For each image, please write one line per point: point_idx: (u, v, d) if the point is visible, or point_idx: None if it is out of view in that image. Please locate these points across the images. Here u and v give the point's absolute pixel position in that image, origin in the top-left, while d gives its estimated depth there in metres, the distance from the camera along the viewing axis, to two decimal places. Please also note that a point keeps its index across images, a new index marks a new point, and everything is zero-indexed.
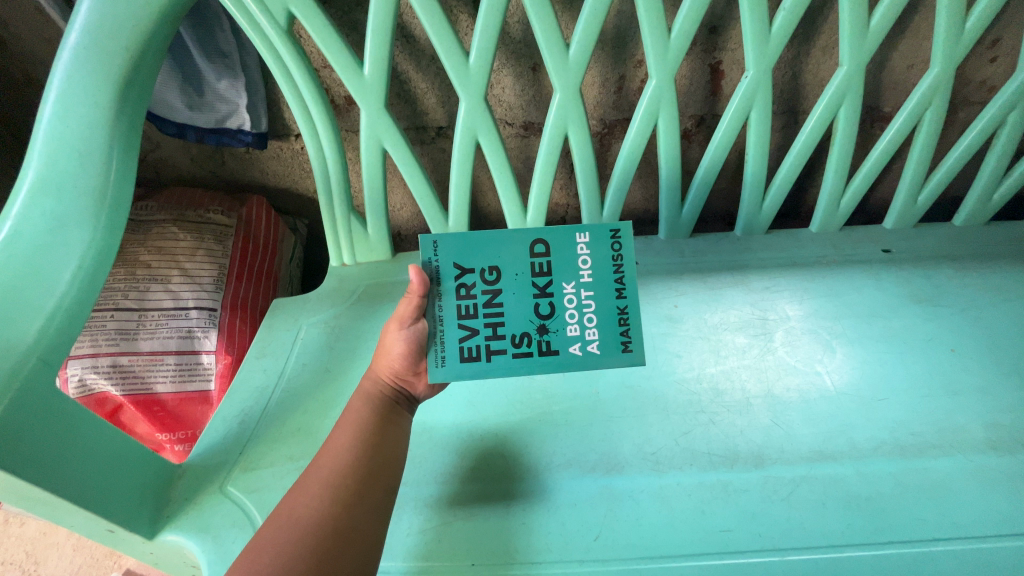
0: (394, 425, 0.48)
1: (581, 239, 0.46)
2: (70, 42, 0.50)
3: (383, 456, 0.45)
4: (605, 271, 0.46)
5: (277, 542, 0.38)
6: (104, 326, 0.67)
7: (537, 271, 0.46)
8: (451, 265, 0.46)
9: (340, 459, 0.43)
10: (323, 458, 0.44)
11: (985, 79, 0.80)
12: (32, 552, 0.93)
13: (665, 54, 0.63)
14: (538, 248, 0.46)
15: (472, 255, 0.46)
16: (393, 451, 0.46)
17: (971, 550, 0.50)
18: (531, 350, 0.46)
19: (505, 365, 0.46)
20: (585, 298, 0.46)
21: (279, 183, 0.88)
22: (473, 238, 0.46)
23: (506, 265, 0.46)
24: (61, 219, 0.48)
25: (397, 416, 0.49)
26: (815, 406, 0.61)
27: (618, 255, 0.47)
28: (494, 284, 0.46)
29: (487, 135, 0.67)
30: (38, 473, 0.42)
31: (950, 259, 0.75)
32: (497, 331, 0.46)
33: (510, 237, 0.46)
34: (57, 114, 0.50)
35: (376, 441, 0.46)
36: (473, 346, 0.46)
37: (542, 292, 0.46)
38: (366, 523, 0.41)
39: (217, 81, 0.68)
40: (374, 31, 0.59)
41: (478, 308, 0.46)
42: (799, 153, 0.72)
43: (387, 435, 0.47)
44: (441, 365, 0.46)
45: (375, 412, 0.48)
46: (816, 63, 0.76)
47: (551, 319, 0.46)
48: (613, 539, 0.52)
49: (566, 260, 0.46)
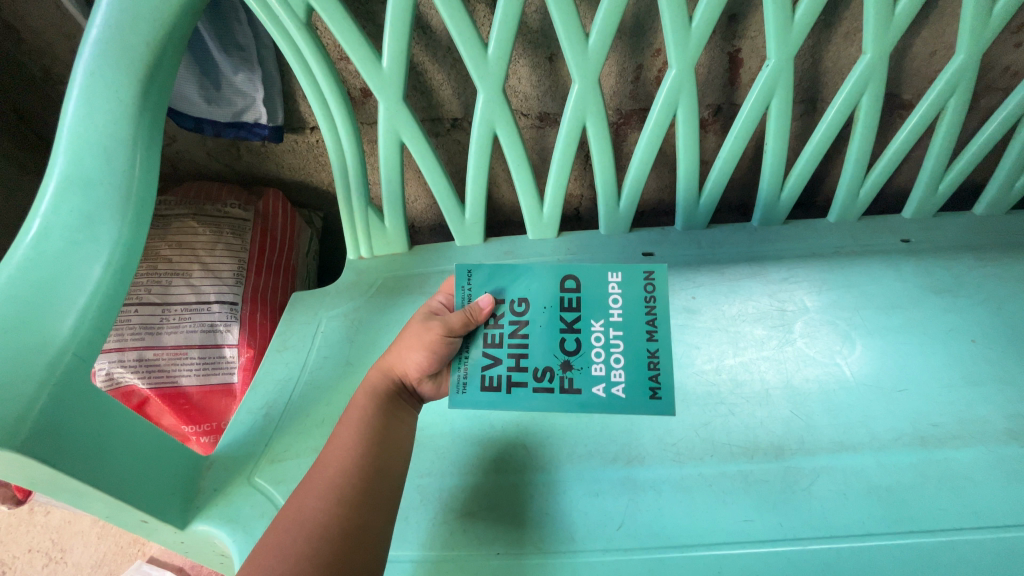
0: (398, 420, 0.48)
1: (612, 278, 0.49)
2: (91, 37, 0.51)
3: (387, 454, 0.46)
4: (636, 312, 0.48)
5: (287, 544, 0.39)
6: (129, 321, 0.67)
7: (566, 306, 0.48)
8: (483, 295, 0.49)
9: (346, 458, 0.44)
10: (327, 456, 0.44)
11: (1010, 65, 0.78)
12: (57, 539, 0.95)
13: (686, 42, 0.62)
14: (568, 283, 0.49)
15: (504, 286, 0.49)
16: (397, 445, 0.47)
17: (992, 540, 0.50)
18: (552, 386, 0.47)
19: (525, 399, 0.47)
20: (613, 337, 0.47)
21: (294, 176, 0.88)
22: (505, 270, 0.49)
23: (535, 298, 0.48)
24: (90, 214, 0.49)
25: (401, 410, 0.49)
26: (835, 397, 0.61)
27: (650, 297, 0.48)
28: (521, 315, 0.48)
29: (505, 127, 0.67)
30: (78, 465, 0.43)
31: (970, 249, 0.75)
32: (520, 363, 0.47)
33: (542, 271, 0.49)
34: (80, 110, 0.50)
35: (380, 437, 0.46)
36: (495, 375, 0.47)
37: (569, 326, 0.48)
38: (374, 521, 0.42)
39: (234, 75, 0.68)
40: (391, 21, 0.59)
41: (504, 338, 0.48)
42: (819, 143, 0.71)
43: (392, 430, 0.47)
44: (463, 392, 0.47)
45: (380, 406, 0.48)
46: (837, 50, 0.75)
47: (576, 355, 0.47)
48: (636, 528, 0.53)
49: (596, 298, 0.48)
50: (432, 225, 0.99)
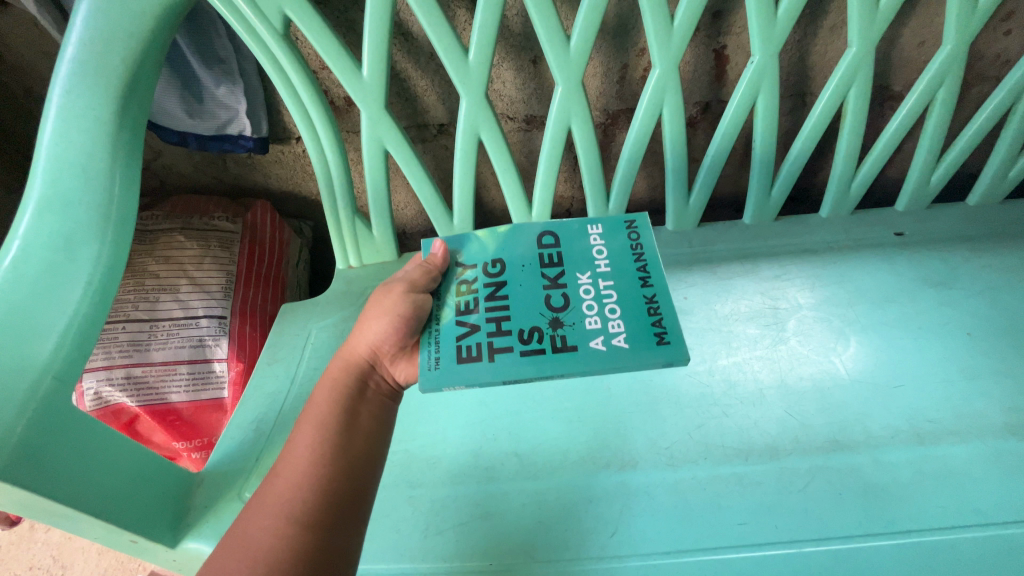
0: (363, 420, 0.45)
1: (595, 231, 0.52)
2: (67, 56, 0.50)
3: (349, 459, 0.42)
4: (623, 262, 0.49)
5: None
6: (117, 339, 0.67)
7: (549, 263, 0.50)
8: (455, 263, 0.52)
9: (302, 473, 0.40)
10: (283, 468, 0.41)
11: (1000, 53, 0.77)
12: (58, 556, 0.95)
13: (669, 41, 0.62)
14: (547, 241, 0.52)
15: (480, 253, 0.52)
16: (361, 448, 0.43)
17: (991, 536, 0.50)
18: (542, 347, 0.45)
19: (513, 363, 0.45)
20: (604, 288, 0.48)
21: (282, 187, 0.87)
22: (482, 236, 0.53)
23: (512, 261, 0.51)
24: (69, 235, 0.49)
25: (367, 409, 0.46)
26: (830, 395, 0.60)
27: (637, 245, 0.51)
28: (498, 277, 0.50)
29: (489, 131, 0.67)
30: (63, 487, 0.43)
31: (964, 240, 0.74)
32: (502, 326, 0.47)
33: (520, 235, 0.53)
34: (58, 130, 0.50)
35: (340, 442, 0.42)
36: (474, 344, 0.46)
37: (553, 283, 0.49)
38: (336, 540, 0.38)
39: (216, 87, 0.67)
40: (370, 29, 0.59)
41: (480, 303, 0.49)
42: (807, 138, 0.70)
43: (355, 430, 0.44)
44: (434, 368, 0.45)
45: (342, 407, 0.44)
46: (824, 43, 0.74)
47: (566, 311, 0.47)
48: (631, 535, 0.52)
49: (578, 253, 0.51)
50: (423, 231, 0.98)
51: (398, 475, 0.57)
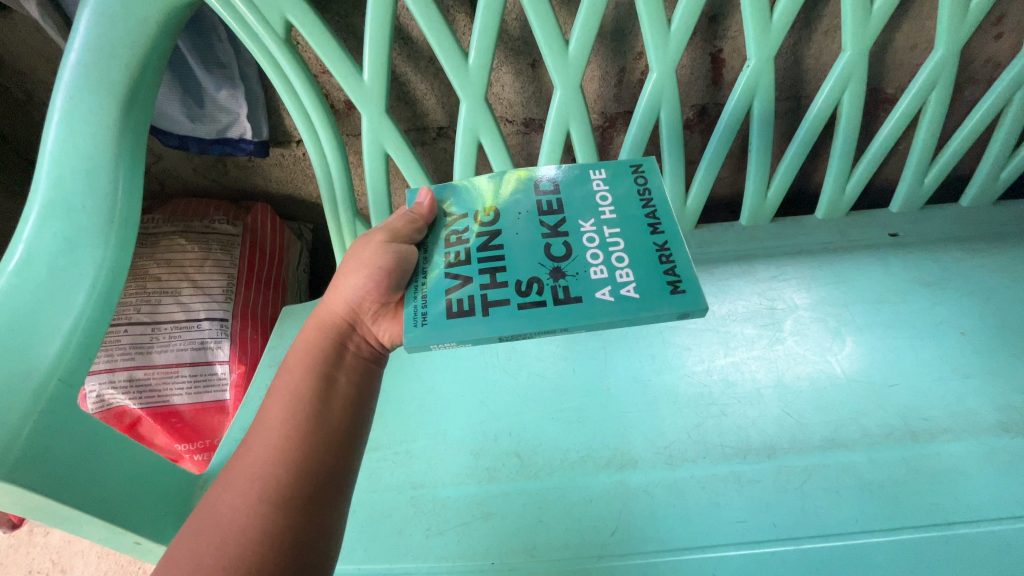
0: (340, 391, 0.44)
1: (598, 178, 0.49)
2: (70, 61, 0.51)
3: (323, 432, 0.40)
4: (630, 209, 0.47)
5: (207, 559, 0.34)
6: (119, 341, 0.67)
7: (549, 212, 0.48)
8: (444, 214, 0.50)
9: (276, 452, 0.39)
10: (253, 442, 0.40)
11: (991, 56, 0.78)
12: (58, 560, 0.95)
13: (666, 45, 0.63)
14: (546, 189, 0.49)
15: (473, 205, 0.50)
16: (336, 421, 0.42)
17: (985, 533, 0.50)
18: (542, 299, 0.43)
19: (512, 314, 0.42)
20: (610, 236, 0.46)
21: (282, 189, 0.88)
22: (472, 188, 0.51)
23: (507, 211, 0.49)
24: (73, 239, 0.49)
25: (343, 379, 0.45)
26: (826, 394, 0.61)
27: (644, 190, 0.48)
28: (493, 229, 0.48)
29: (489, 134, 0.67)
30: (69, 489, 0.43)
31: (957, 241, 0.75)
32: (499, 277, 0.44)
33: (514, 186, 0.50)
34: (62, 134, 0.50)
35: (314, 414, 0.41)
36: (468, 296, 0.44)
37: (554, 232, 0.46)
38: (314, 517, 0.37)
39: (217, 91, 0.68)
40: (371, 34, 0.59)
41: (474, 254, 0.46)
42: (803, 141, 0.71)
43: (331, 399, 0.43)
44: (422, 322, 0.43)
45: (316, 380, 0.43)
46: (819, 47, 0.75)
47: (567, 261, 0.45)
48: (631, 534, 0.52)
49: (581, 201, 0.48)
50: None
51: (400, 476, 0.58)
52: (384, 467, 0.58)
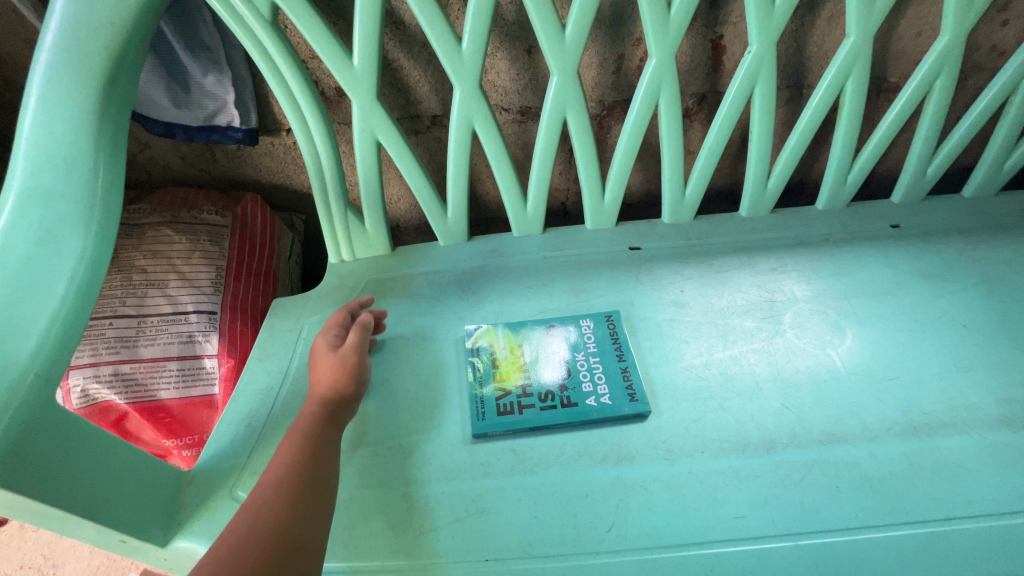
0: (331, 447, 0.51)
1: None
2: (47, 43, 0.49)
3: (320, 470, 0.48)
4: None
5: (234, 556, 0.39)
6: (103, 334, 0.66)
7: None
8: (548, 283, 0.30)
9: (282, 477, 0.46)
10: (266, 475, 0.47)
11: (996, 44, 0.76)
12: (49, 555, 0.94)
13: (666, 30, 0.61)
14: None
15: None
16: (328, 465, 0.49)
17: (987, 528, 0.50)
18: None
19: None
20: None
21: (272, 179, 0.86)
22: None
23: None
24: (51, 228, 0.47)
25: (328, 453, 0.50)
26: (826, 388, 0.60)
27: None
28: None
29: (484, 122, 0.66)
30: (47, 487, 0.42)
31: (960, 232, 0.74)
32: None
33: None
34: (38, 118, 0.49)
35: (313, 458, 0.49)
36: None
37: None
38: (315, 531, 0.44)
39: (203, 77, 0.66)
40: (361, 18, 0.57)
41: None
42: (804, 130, 0.70)
43: (326, 451, 0.50)
44: None
45: (306, 450, 0.49)
46: (821, 34, 0.73)
47: None
48: (627, 530, 0.51)
49: None
50: (417, 224, 0.97)
51: (393, 472, 0.56)
52: (375, 463, 0.57)
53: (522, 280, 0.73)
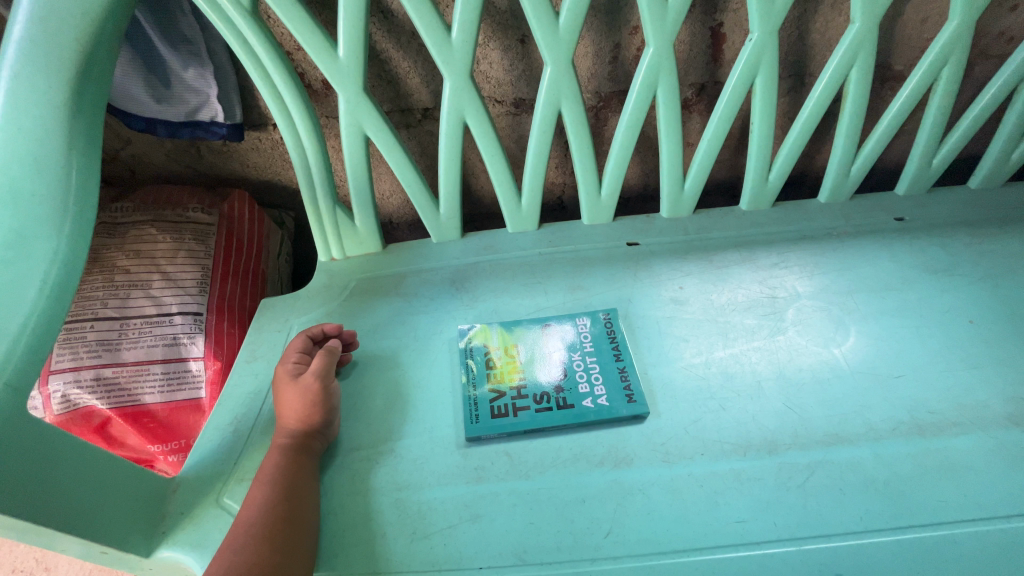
0: (305, 484, 0.51)
1: None
2: (15, 34, 0.47)
3: (294, 510, 0.49)
4: None
5: None
6: (84, 338, 0.64)
7: None
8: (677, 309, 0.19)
9: (256, 520, 0.46)
10: (241, 519, 0.47)
11: (1005, 30, 0.74)
12: (41, 558, 0.93)
13: (663, 17, 0.59)
14: None
15: None
16: (302, 503, 0.50)
17: (995, 532, 0.48)
18: None
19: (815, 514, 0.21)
20: None
21: (260, 176, 0.83)
22: None
23: None
24: (23, 229, 0.46)
25: (302, 493, 0.50)
26: (829, 386, 0.59)
27: None
28: None
29: (476, 115, 0.64)
30: (20, 500, 0.40)
31: (966, 225, 0.72)
32: None
33: None
34: (6, 113, 0.46)
35: (285, 498, 0.49)
36: None
37: None
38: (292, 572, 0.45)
39: (184, 70, 0.64)
40: (346, 8, 0.55)
41: None
42: (806, 121, 0.68)
43: (299, 491, 0.50)
44: None
45: (278, 495, 0.49)
46: (824, 20, 0.71)
47: None
48: (625, 535, 0.50)
49: None
50: (409, 220, 0.95)
51: (384, 478, 0.55)
52: (366, 468, 0.55)
53: (517, 277, 0.72)
